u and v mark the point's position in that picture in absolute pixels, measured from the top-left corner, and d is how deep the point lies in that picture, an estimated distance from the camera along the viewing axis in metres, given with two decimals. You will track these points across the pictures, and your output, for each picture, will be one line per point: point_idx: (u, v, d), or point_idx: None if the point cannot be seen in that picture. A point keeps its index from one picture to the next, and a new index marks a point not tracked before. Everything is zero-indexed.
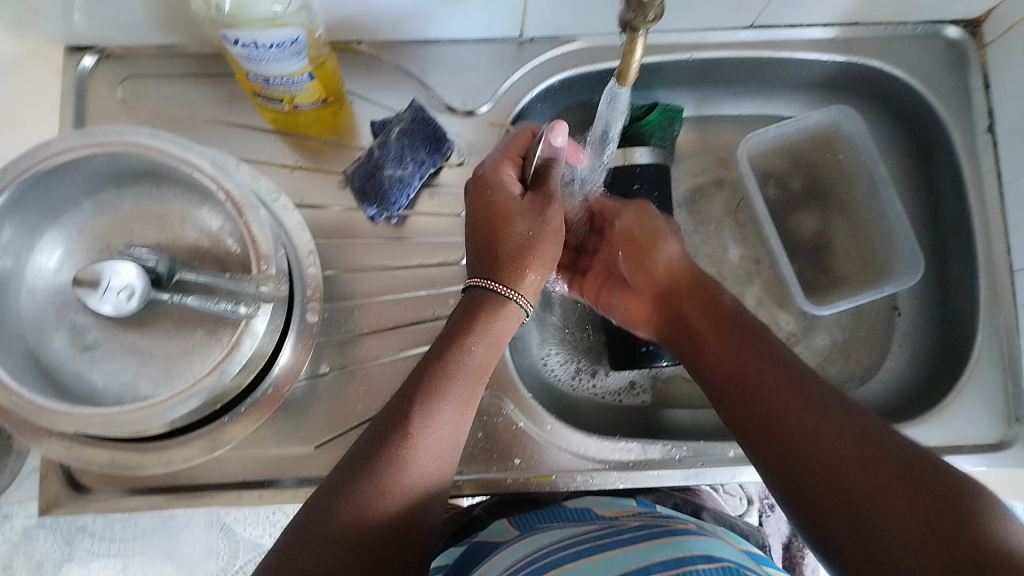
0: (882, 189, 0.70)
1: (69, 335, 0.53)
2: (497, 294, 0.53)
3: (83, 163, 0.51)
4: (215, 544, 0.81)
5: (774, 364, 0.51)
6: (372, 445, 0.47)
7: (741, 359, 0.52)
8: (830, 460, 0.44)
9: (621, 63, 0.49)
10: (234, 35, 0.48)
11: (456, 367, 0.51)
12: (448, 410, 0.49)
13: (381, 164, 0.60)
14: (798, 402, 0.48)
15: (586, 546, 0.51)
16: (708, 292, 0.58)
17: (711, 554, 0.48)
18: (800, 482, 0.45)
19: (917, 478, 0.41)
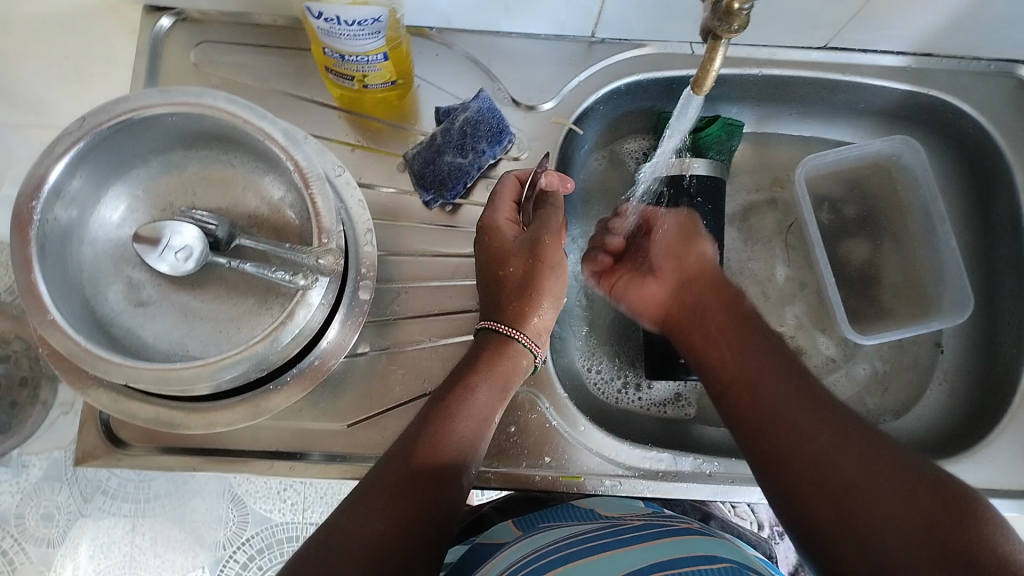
0: (938, 223, 0.70)
1: (124, 289, 0.54)
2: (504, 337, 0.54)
3: (157, 121, 0.52)
4: None
5: (782, 364, 0.51)
6: (383, 473, 0.47)
7: (754, 356, 0.53)
8: (831, 467, 0.44)
9: (698, 71, 0.48)
10: (318, 8, 0.49)
11: (464, 397, 0.51)
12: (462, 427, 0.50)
13: (443, 150, 0.61)
14: (802, 400, 0.48)
15: (586, 544, 0.50)
16: (729, 292, 0.59)
17: (713, 554, 0.47)
18: (796, 488, 0.45)
19: (915, 485, 0.42)
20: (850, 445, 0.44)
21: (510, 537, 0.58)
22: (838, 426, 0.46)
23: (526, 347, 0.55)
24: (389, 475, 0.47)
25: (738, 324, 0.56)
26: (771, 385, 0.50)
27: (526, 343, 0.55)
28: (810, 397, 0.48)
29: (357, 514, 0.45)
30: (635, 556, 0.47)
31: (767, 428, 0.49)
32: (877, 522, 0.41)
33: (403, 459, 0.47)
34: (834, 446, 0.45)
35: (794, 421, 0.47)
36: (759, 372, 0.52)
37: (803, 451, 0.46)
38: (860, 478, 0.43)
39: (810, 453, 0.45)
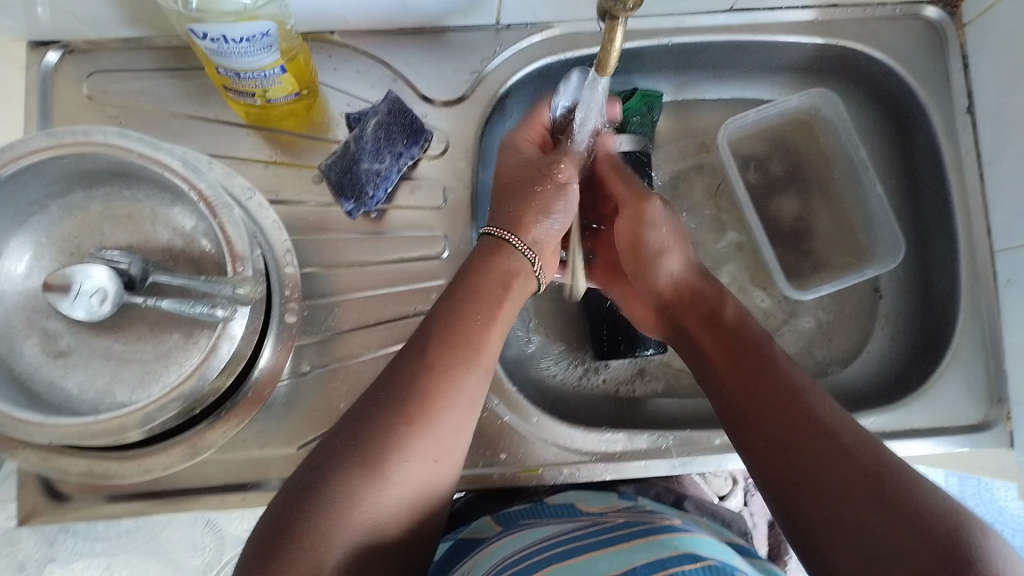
0: (863, 171, 0.71)
1: (41, 341, 0.52)
2: (505, 243, 0.57)
3: (49, 165, 0.50)
4: (201, 540, 0.80)
5: (799, 401, 0.48)
6: (375, 414, 0.47)
7: (765, 388, 0.50)
8: (835, 509, 0.42)
9: (601, 50, 0.48)
10: (202, 29, 0.47)
11: (464, 326, 0.51)
12: (465, 375, 0.50)
13: (358, 158, 0.59)
14: (815, 436, 0.45)
15: (566, 547, 0.49)
16: (734, 332, 0.55)
17: (696, 553, 0.45)
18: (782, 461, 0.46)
19: (926, 531, 0.39)
20: (857, 484, 0.42)
21: (492, 531, 0.57)
22: (849, 464, 0.43)
23: (523, 253, 0.57)
24: (380, 419, 0.46)
25: (748, 360, 0.52)
26: (756, 381, 0.51)
27: (522, 250, 0.57)
28: (825, 434, 0.45)
29: (332, 475, 0.44)
30: (621, 558, 0.46)
31: (777, 465, 0.46)
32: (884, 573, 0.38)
33: (398, 401, 0.47)
34: (842, 489, 0.42)
35: (802, 456, 0.45)
36: (769, 404, 0.49)
37: (809, 490, 0.44)
38: (864, 521, 0.40)
39: (817, 496, 0.43)
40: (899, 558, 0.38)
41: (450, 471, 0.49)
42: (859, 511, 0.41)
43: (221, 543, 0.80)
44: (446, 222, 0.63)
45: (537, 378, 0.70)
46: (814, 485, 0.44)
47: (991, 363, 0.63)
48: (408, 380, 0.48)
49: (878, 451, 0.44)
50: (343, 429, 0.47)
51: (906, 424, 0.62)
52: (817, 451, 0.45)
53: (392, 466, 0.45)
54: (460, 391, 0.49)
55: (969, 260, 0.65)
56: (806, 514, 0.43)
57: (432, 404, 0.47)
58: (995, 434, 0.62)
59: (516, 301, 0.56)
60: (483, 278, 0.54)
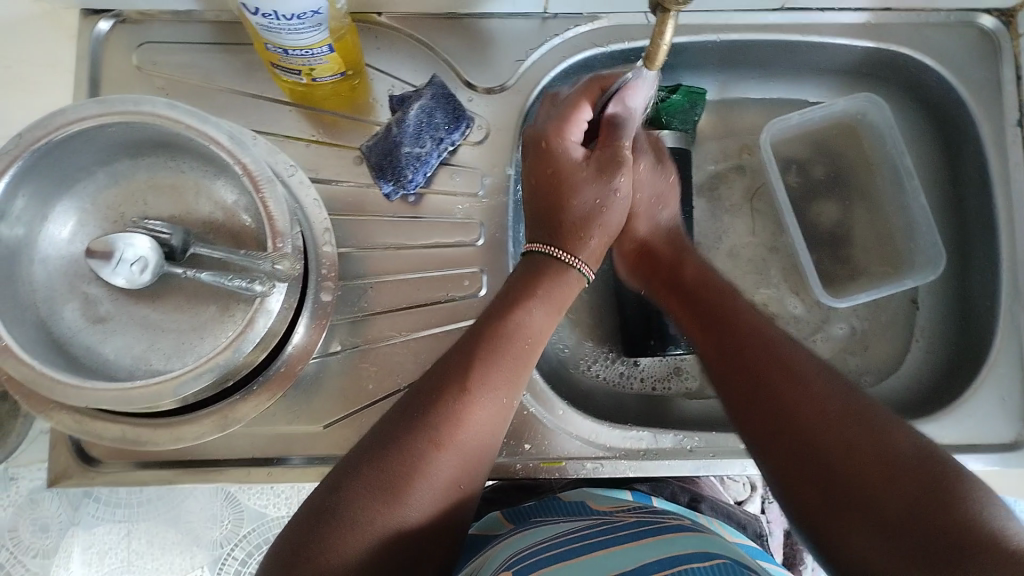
0: (907, 180, 0.70)
1: (81, 306, 0.52)
2: (556, 260, 0.57)
3: (98, 132, 0.50)
4: (220, 512, 0.81)
5: (778, 357, 0.50)
6: (400, 432, 0.47)
7: (749, 348, 0.52)
8: (823, 458, 0.44)
9: (649, 44, 0.47)
10: (253, 5, 0.47)
11: (492, 336, 0.52)
12: (492, 384, 0.50)
13: (399, 142, 0.59)
14: (800, 398, 0.47)
15: (578, 543, 0.49)
16: (711, 286, 0.58)
17: (707, 551, 0.46)
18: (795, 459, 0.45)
19: (910, 472, 0.41)
20: (842, 430, 0.44)
21: (502, 529, 0.58)
22: (833, 413, 0.45)
23: (576, 267, 0.58)
24: (404, 440, 0.46)
25: (726, 319, 0.55)
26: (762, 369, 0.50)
27: (577, 267, 0.58)
28: (811, 394, 0.47)
29: (355, 494, 0.44)
30: (635, 554, 0.46)
31: (763, 426, 0.48)
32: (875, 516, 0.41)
33: (422, 423, 0.47)
34: (829, 437, 0.44)
35: (784, 413, 0.47)
36: (751, 364, 0.51)
37: (793, 447, 0.45)
38: (853, 468, 0.43)
39: (801, 450, 0.45)
40: (888, 498, 0.41)
41: (473, 491, 0.49)
42: (850, 459, 0.43)
43: (240, 517, 0.81)
44: (483, 210, 0.63)
45: (564, 371, 0.69)
46: (833, 479, 0.43)
47: None
48: (436, 390, 0.49)
49: (855, 397, 0.46)
50: (371, 440, 0.48)
51: (936, 438, 0.61)
52: (804, 406, 0.46)
53: (412, 485, 0.45)
54: (485, 399, 0.49)
55: (1010, 276, 0.64)
56: (794, 469, 0.45)
57: (456, 426, 0.47)
58: None
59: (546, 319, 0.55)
60: (519, 294, 0.55)
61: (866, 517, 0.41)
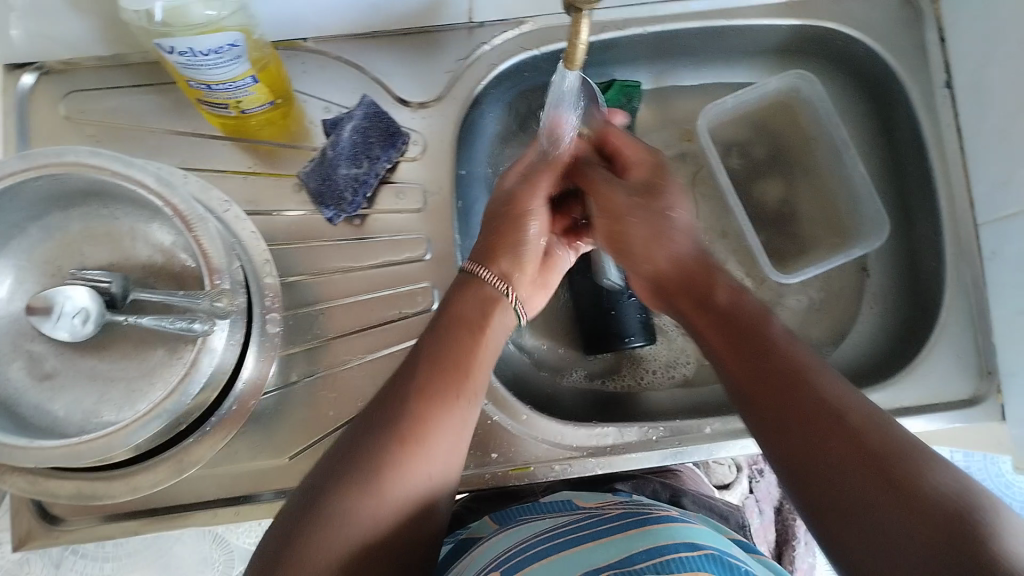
0: (844, 153, 0.69)
1: (26, 364, 0.52)
2: (481, 278, 0.56)
3: (22, 188, 0.50)
4: (210, 555, 0.80)
5: (805, 376, 0.45)
6: (370, 435, 0.47)
7: (762, 359, 0.47)
8: (842, 485, 0.39)
9: (568, 47, 0.47)
10: (169, 43, 0.47)
11: (445, 346, 0.52)
12: (450, 394, 0.50)
13: (335, 163, 0.60)
14: (813, 404, 0.43)
15: (562, 539, 0.49)
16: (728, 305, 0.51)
17: (693, 542, 0.45)
18: (806, 470, 0.41)
19: (933, 512, 0.36)
20: (870, 461, 0.39)
21: (490, 529, 0.57)
22: (858, 438, 0.40)
23: (495, 284, 0.56)
24: (373, 442, 0.47)
25: (756, 336, 0.48)
26: (772, 373, 0.46)
27: (494, 283, 0.56)
28: (829, 404, 0.43)
29: (326, 492, 0.45)
30: (618, 546, 0.46)
31: (782, 438, 0.43)
32: (892, 553, 0.36)
33: (391, 423, 0.48)
34: (847, 472, 0.40)
35: (805, 434, 0.42)
36: (769, 378, 0.45)
37: (811, 463, 0.41)
38: (870, 497, 0.38)
39: (821, 473, 0.40)
40: (905, 540, 0.36)
41: (442, 490, 0.49)
42: (865, 489, 0.38)
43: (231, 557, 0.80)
44: (429, 224, 0.63)
45: (528, 377, 0.69)
46: (854, 508, 0.39)
47: (980, 338, 0.62)
48: (397, 397, 0.49)
49: (890, 430, 0.41)
50: (342, 446, 0.48)
51: (897, 403, 0.62)
52: (824, 426, 0.41)
53: (386, 487, 0.45)
54: (444, 405, 0.49)
55: (953, 236, 0.64)
56: (813, 492, 0.41)
57: (423, 428, 0.48)
58: (988, 408, 0.61)
59: (498, 332, 0.55)
60: (464, 307, 0.54)
61: (880, 552, 0.37)
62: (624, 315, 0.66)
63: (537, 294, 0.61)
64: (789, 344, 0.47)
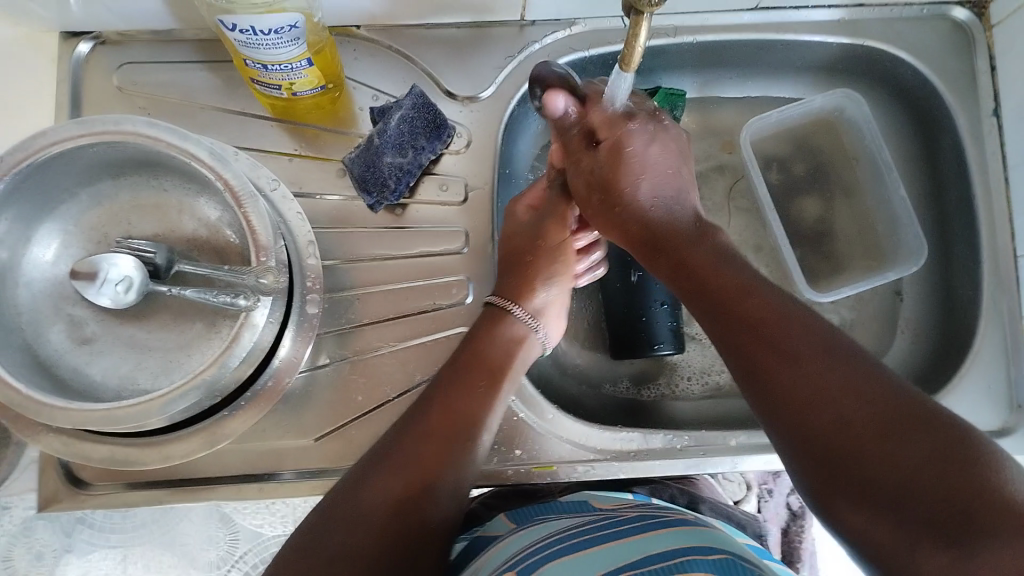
0: (885, 172, 0.70)
1: (66, 328, 0.52)
2: (506, 313, 0.58)
3: (77, 153, 0.50)
4: (215, 534, 0.81)
5: (782, 330, 0.45)
6: (374, 475, 0.49)
7: (740, 307, 0.47)
8: (826, 444, 0.41)
9: (625, 48, 0.47)
10: (232, 20, 0.48)
11: (463, 387, 0.54)
12: (465, 434, 0.52)
13: (381, 154, 0.59)
14: (790, 332, 0.45)
15: (582, 537, 0.49)
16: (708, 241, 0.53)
17: (711, 546, 0.45)
18: (789, 398, 0.43)
19: (924, 448, 0.38)
20: (858, 412, 0.40)
21: (504, 529, 0.57)
22: (843, 394, 0.41)
23: (524, 321, 0.59)
24: (374, 483, 0.49)
25: (737, 285, 0.48)
26: (743, 304, 0.47)
27: (523, 319, 0.59)
28: (804, 333, 0.45)
29: (335, 518, 0.47)
30: (636, 547, 0.46)
31: (766, 402, 0.44)
32: (882, 502, 0.38)
33: (398, 455, 0.50)
34: (837, 399, 0.41)
35: (782, 359, 0.44)
36: (745, 335, 0.46)
37: (796, 403, 0.43)
38: (858, 447, 0.40)
39: (807, 412, 0.42)
40: (899, 465, 0.38)
41: (438, 507, 0.50)
42: (862, 431, 0.40)
43: (235, 537, 0.81)
44: (468, 218, 0.63)
45: (553, 376, 0.69)
46: (846, 437, 0.40)
47: (1012, 369, 0.63)
48: (409, 431, 0.51)
49: (863, 369, 0.42)
50: (354, 474, 0.50)
51: None
52: (803, 385, 0.42)
53: (383, 515, 0.47)
54: (460, 445, 0.52)
55: (991, 264, 0.64)
56: (800, 447, 0.42)
57: (429, 468, 0.50)
58: (1016, 440, 0.61)
59: (519, 369, 0.58)
60: (484, 345, 0.56)
61: (869, 498, 0.39)
62: (656, 321, 0.66)
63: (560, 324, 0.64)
64: (765, 291, 0.48)
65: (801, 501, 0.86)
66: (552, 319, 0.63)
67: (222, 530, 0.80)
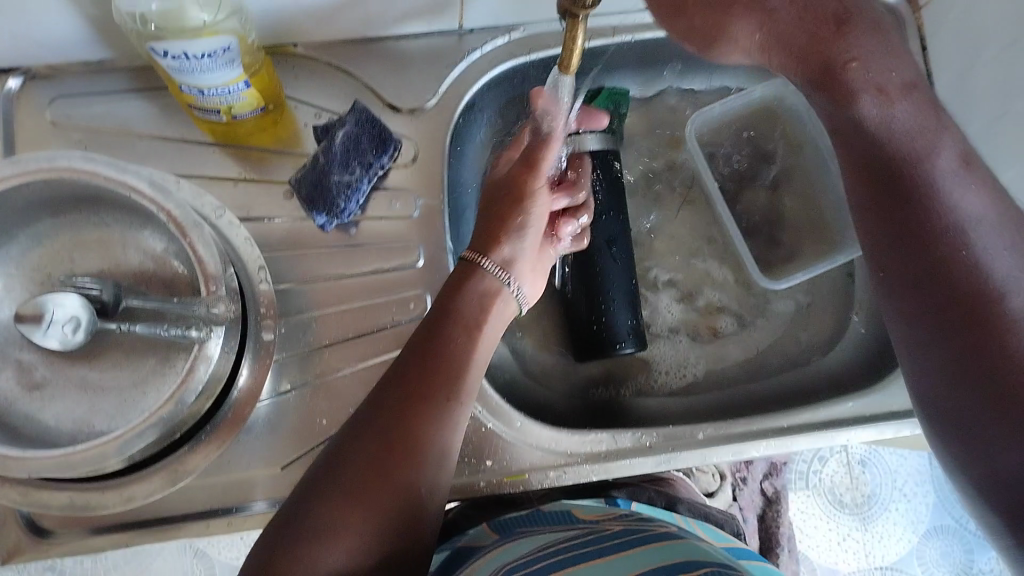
0: (830, 159, 0.71)
1: (15, 374, 0.51)
2: (482, 269, 0.58)
3: (12, 194, 0.49)
4: (190, 568, 0.82)
5: (956, 269, 0.45)
6: (358, 441, 0.49)
7: (875, 179, 0.48)
8: (964, 381, 0.44)
9: (564, 50, 0.47)
10: (162, 47, 0.46)
11: (444, 354, 0.53)
12: (439, 404, 0.51)
13: (327, 170, 0.58)
14: (919, 215, 0.46)
15: (563, 555, 0.48)
16: (877, 169, 0.48)
17: (694, 559, 0.45)
18: (909, 278, 0.47)
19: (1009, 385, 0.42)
20: (995, 374, 0.43)
21: (487, 540, 0.56)
22: (959, 303, 0.44)
23: (493, 273, 0.58)
24: (359, 453, 0.49)
25: (902, 206, 0.47)
26: (881, 179, 0.48)
27: (493, 272, 0.58)
28: (935, 217, 0.45)
29: (318, 494, 0.47)
30: (618, 567, 0.45)
31: (921, 322, 0.47)
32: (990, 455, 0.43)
33: (381, 428, 0.50)
34: (942, 305, 0.45)
35: (911, 240, 0.47)
36: (910, 270, 0.47)
37: (919, 293, 0.46)
38: (952, 341, 0.45)
39: (925, 304, 0.46)
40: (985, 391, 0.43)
41: (430, 510, 0.51)
42: (967, 350, 0.44)
43: (211, 570, 0.81)
44: (423, 231, 0.62)
45: (519, 383, 0.68)
46: (953, 338, 0.45)
47: None
48: (392, 399, 0.51)
49: (1004, 313, 0.43)
50: (340, 438, 0.50)
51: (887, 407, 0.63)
52: (957, 333, 0.45)
53: (377, 496, 0.48)
54: (439, 414, 0.51)
55: None
56: (913, 319, 0.47)
57: (411, 432, 0.50)
58: None
59: (496, 322, 0.57)
60: (462, 303, 0.56)
61: (945, 382, 0.46)
62: (616, 318, 0.66)
63: (536, 280, 0.63)
64: (961, 223, 0.45)
65: (774, 486, 0.90)
66: (522, 272, 0.61)
67: (197, 564, 0.81)
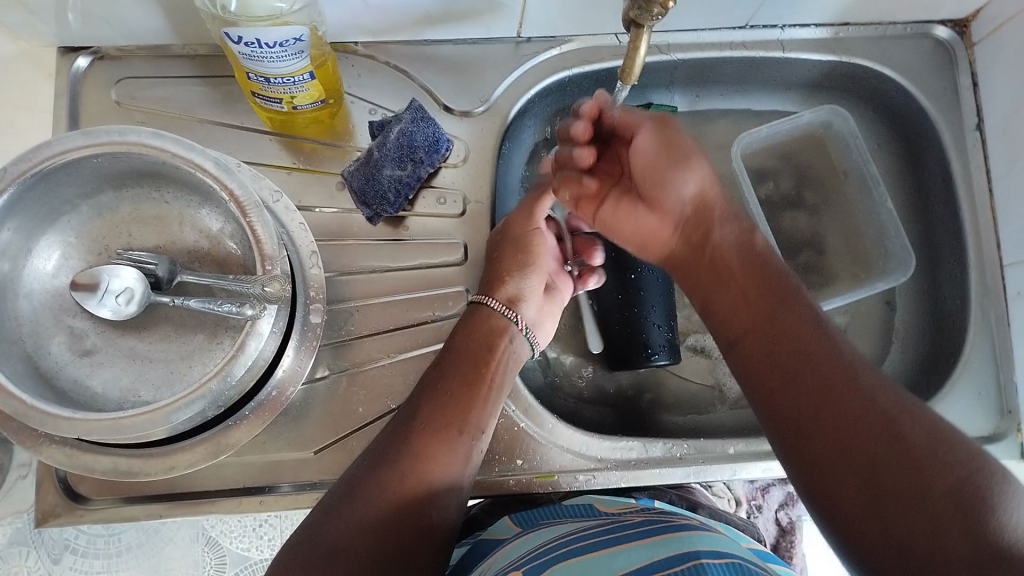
0: (873, 186, 0.73)
1: (67, 339, 0.52)
2: (491, 309, 0.58)
3: (83, 165, 0.50)
4: (202, 558, 0.75)
5: (823, 356, 0.47)
6: (373, 470, 0.50)
7: (769, 322, 0.50)
8: (812, 437, 0.45)
9: (625, 59, 0.48)
10: (237, 33, 0.48)
11: (456, 391, 0.54)
12: (449, 441, 0.52)
13: (381, 165, 0.58)
14: (800, 332, 0.49)
15: (588, 541, 0.49)
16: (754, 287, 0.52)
17: (719, 550, 0.46)
18: (791, 393, 0.47)
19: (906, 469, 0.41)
20: (870, 456, 0.42)
21: (510, 532, 0.56)
22: (854, 399, 0.44)
23: (502, 313, 0.59)
24: (376, 478, 0.49)
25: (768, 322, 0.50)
26: (789, 330, 0.49)
27: (505, 311, 0.59)
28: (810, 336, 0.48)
29: (330, 524, 0.47)
30: (641, 552, 0.46)
31: (771, 389, 0.48)
32: (856, 509, 0.42)
33: (395, 458, 0.50)
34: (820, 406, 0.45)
35: (786, 352, 0.48)
36: (802, 386, 0.46)
37: (805, 405, 0.46)
38: (845, 431, 0.44)
39: (810, 411, 0.45)
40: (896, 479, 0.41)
41: (439, 527, 0.51)
42: (854, 439, 0.43)
43: (222, 562, 0.75)
44: (466, 230, 0.64)
45: (549, 392, 0.69)
46: (841, 425, 0.44)
47: (1001, 375, 0.65)
48: (401, 429, 0.52)
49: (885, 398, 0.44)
50: (354, 471, 0.50)
51: None
52: (835, 405, 0.45)
53: (388, 523, 0.48)
54: (450, 448, 0.52)
55: (979, 275, 0.67)
56: (790, 428, 0.46)
57: (428, 460, 0.50)
58: (1006, 445, 0.64)
59: (503, 362, 0.57)
60: (467, 342, 0.56)
61: (846, 476, 0.43)
62: (651, 329, 0.66)
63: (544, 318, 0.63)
64: (828, 340, 0.48)
65: (789, 517, 0.83)
66: (529, 310, 0.61)
67: (208, 556, 0.75)
